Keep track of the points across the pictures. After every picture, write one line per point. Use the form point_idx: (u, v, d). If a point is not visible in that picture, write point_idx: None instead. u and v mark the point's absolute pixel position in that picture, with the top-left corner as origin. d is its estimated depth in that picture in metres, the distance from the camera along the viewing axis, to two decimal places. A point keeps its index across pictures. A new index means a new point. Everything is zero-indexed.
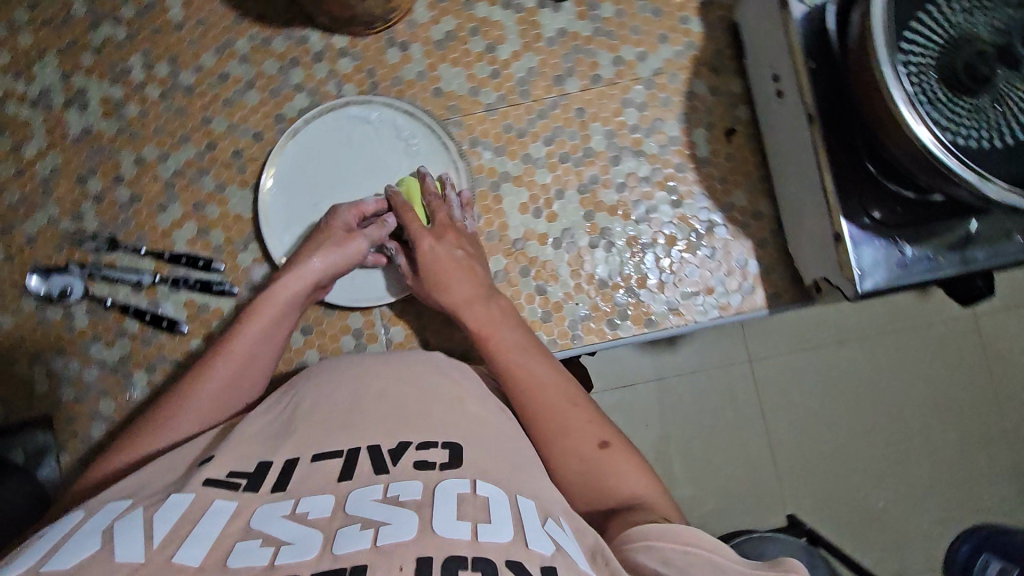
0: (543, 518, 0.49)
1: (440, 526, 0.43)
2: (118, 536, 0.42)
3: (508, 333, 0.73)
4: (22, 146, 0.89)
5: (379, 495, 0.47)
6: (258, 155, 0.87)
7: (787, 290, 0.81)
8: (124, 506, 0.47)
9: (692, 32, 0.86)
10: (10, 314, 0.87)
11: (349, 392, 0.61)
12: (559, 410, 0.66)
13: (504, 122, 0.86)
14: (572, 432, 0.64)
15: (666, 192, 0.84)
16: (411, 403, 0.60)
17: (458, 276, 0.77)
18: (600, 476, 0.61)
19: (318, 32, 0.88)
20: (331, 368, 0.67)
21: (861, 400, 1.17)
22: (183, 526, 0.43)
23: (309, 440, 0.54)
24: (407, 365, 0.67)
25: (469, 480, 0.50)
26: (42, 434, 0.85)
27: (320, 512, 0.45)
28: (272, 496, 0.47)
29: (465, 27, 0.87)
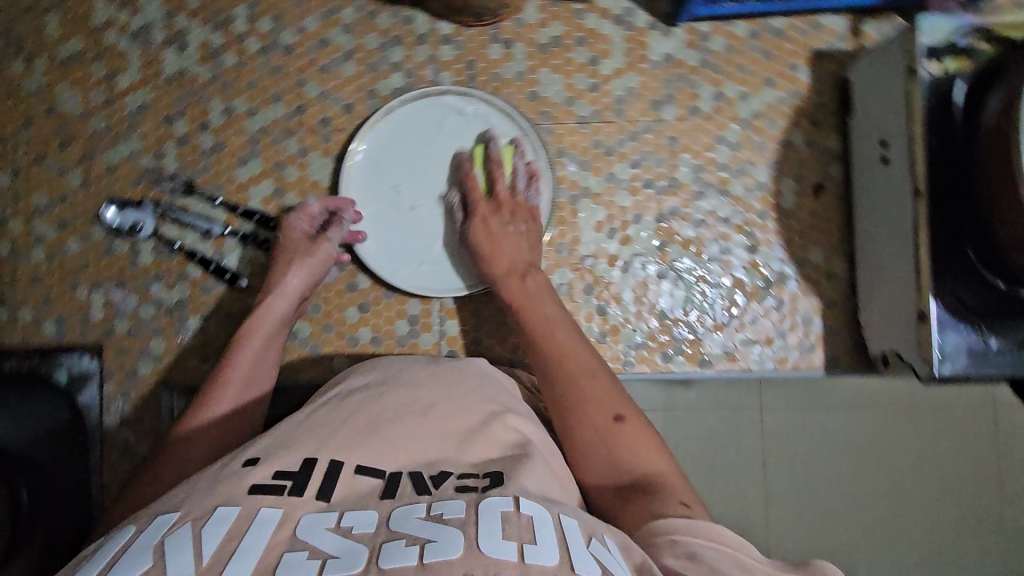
0: (588, 538, 0.45)
1: (486, 544, 0.42)
2: (168, 553, 0.40)
3: (540, 309, 0.72)
4: (114, 76, 0.89)
5: (423, 513, 0.46)
6: (345, 127, 0.87)
7: (847, 356, 0.81)
8: (173, 519, 0.44)
9: (799, 81, 0.85)
10: (80, 239, 0.88)
11: (400, 401, 0.59)
12: (577, 381, 0.64)
13: (595, 137, 0.85)
14: (589, 404, 0.62)
15: (744, 236, 0.83)
16: (460, 422, 0.58)
17: (507, 244, 0.77)
18: (613, 452, 0.59)
19: (425, 15, 0.88)
20: (377, 372, 0.66)
21: (918, 497, 0.82)
22: (230, 539, 0.42)
23: (357, 447, 0.53)
24: (457, 383, 0.64)
25: (512, 497, 0.47)
26: (88, 359, 0.87)
27: (365, 528, 0.44)
28: (317, 506, 0.46)
29: (572, 36, 0.87)
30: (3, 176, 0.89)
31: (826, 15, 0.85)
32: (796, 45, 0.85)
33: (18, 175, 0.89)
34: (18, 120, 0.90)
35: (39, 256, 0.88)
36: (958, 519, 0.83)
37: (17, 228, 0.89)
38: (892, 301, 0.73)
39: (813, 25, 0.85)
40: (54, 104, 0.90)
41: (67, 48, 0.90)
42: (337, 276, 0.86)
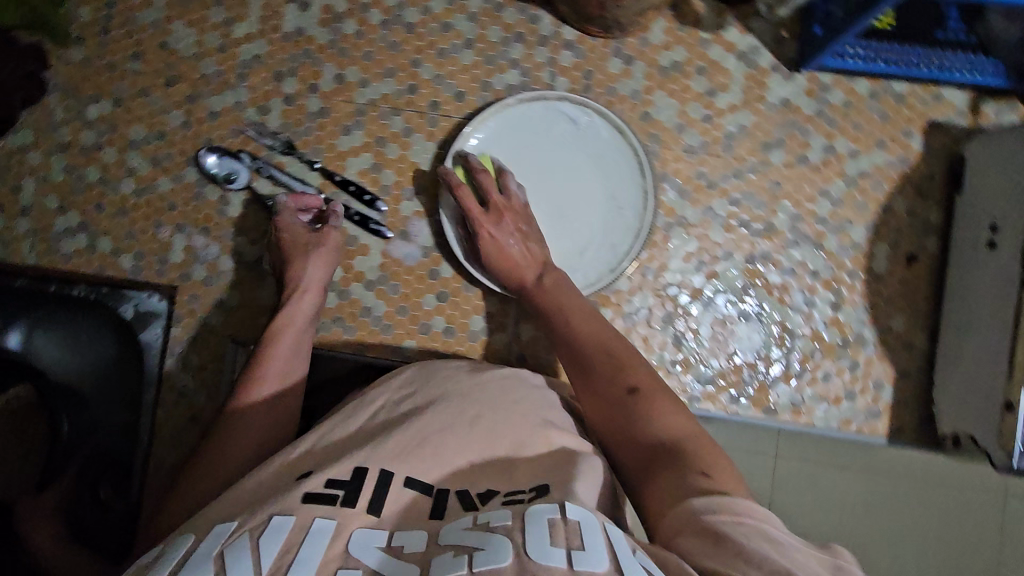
0: (633, 547, 0.45)
1: (534, 550, 0.43)
2: (229, 564, 0.43)
3: (557, 296, 0.73)
4: (232, 24, 0.89)
5: (469, 523, 0.47)
6: (453, 114, 0.87)
7: (911, 429, 0.82)
8: (232, 528, 0.47)
9: (910, 148, 0.85)
10: (171, 178, 0.88)
11: (449, 409, 0.57)
12: (593, 356, 0.66)
13: (699, 168, 0.85)
14: (606, 378, 0.64)
15: (831, 292, 0.83)
16: (507, 436, 0.56)
17: (519, 251, 0.76)
18: (632, 422, 0.60)
19: (551, 17, 0.87)
20: (423, 376, 0.63)
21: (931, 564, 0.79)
22: (288, 551, 0.44)
23: (404, 456, 0.53)
24: (502, 386, 0.61)
25: (557, 504, 0.47)
26: (158, 299, 0.87)
27: (414, 547, 0.46)
28: (368, 521, 0.48)
29: (693, 64, 0.86)
30: (106, 103, 0.89)
31: (949, 88, 0.85)
32: (914, 112, 0.85)
33: (119, 104, 0.89)
34: (129, 49, 0.90)
35: (127, 189, 0.88)
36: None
37: (111, 157, 0.89)
38: (974, 380, 0.73)
39: (934, 96, 0.85)
40: (168, 41, 0.89)
41: None
42: (420, 261, 0.86)
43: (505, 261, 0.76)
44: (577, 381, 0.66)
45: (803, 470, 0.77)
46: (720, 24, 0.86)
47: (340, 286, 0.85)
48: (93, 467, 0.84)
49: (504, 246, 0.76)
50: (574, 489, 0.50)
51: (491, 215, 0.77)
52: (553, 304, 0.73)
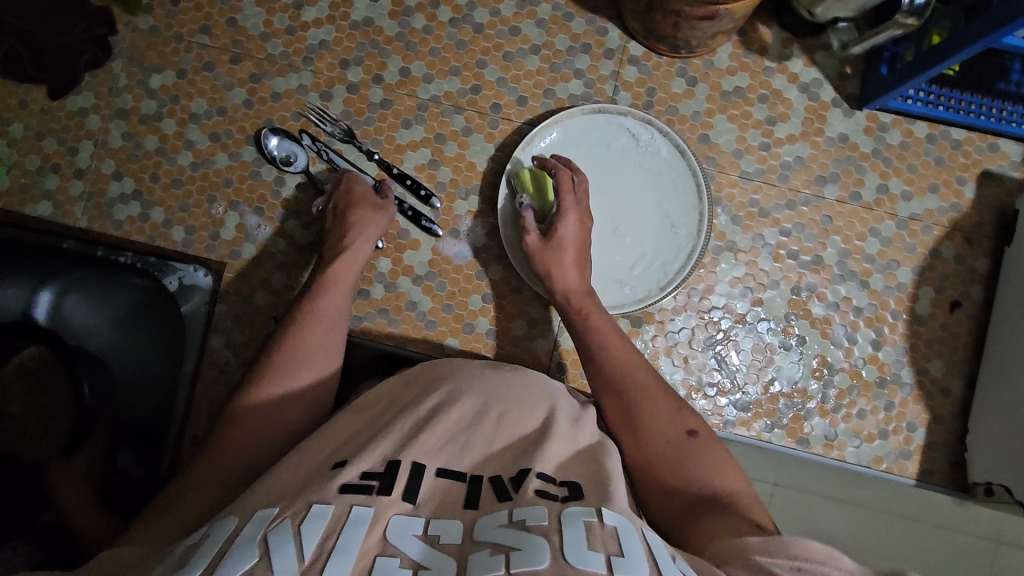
0: (672, 555, 0.45)
1: (572, 553, 0.41)
2: (272, 548, 0.40)
3: (605, 320, 0.73)
4: (302, 7, 0.90)
5: (505, 519, 0.44)
6: (514, 118, 0.88)
7: (940, 472, 0.83)
8: (272, 514, 0.44)
9: (963, 195, 0.85)
10: (228, 155, 0.89)
11: (475, 402, 0.55)
12: (645, 389, 0.65)
13: (753, 195, 0.86)
14: (659, 417, 0.63)
15: (872, 330, 0.84)
16: (533, 429, 0.55)
17: (580, 257, 0.76)
18: (684, 464, 0.59)
19: (619, 31, 0.88)
20: (447, 371, 0.60)
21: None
22: (328, 539, 0.41)
23: (436, 451, 0.51)
24: (530, 387, 0.60)
25: (594, 507, 0.46)
26: (202, 273, 0.88)
27: (451, 538, 0.43)
28: (404, 508, 0.45)
29: (756, 91, 0.87)
30: (169, 74, 0.90)
31: (1006, 139, 0.85)
32: (970, 160, 0.86)
33: (183, 77, 0.90)
34: (197, 22, 0.90)
35: (184, 161, 0.89)
36: None
37: (170, 128, 0.89)
38: (1009, 428, 0.75)
39: (991, 146, 0.86)
40: (236, 18, 0.90)
41: None
42: (469, 261, 0.86)
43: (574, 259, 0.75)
44: (622, 407, 0.64)
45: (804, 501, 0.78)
46: (786, 54, 0.87)
47: (388, 278, 0.86)
48: (118, 428, 0.86)
49: (573, 246, 0.76)
50: (612, 497, 0.49)
51: (575, 210, 0.77)
52: (602, 326, 0.71)
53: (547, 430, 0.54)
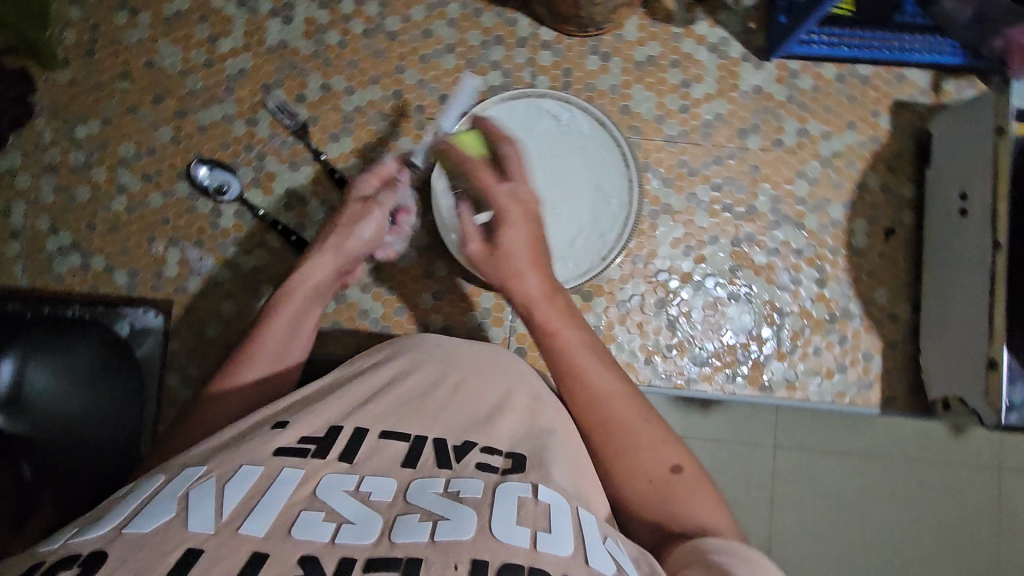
0: (604, 534, 0.44)
1: (498, 527, 0.40)
2: (191, 506, 0.40)
3: (574, 332, 0.62)
4: (218, 40, 0.91)
5: (440, 488, 0.44)
6: (439, 117, 0.90)
7: (902, 397, 0.85)
8: (199, 472, 0.43)
9: (880, 127, 0.88)
10: (161, 193, 0.89)
11: (430, 373, 0.56)
12: (624, 425, 0.56)
13: (681, 156, 0.88)
14: (642, 455, 0.55)
15: (815, 269, 0.86)
16: (488, 398, 0.55)
17: (531, 256, 0.64)
18: (664, 502, 0.53)
19: (528, 19, 0.90)
20: (406, 343, 0.61)
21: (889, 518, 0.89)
22: (251, 497, 0.41)
23: (384, 416, 0.51)
24: (493, 360, 0.60)
25: (530, 484, 0.45)
26: (155, 315, 0.87)
27: (383, 495, 0.43)
28: (339, 467, 0.45)
29: (668, 57, 0.90)
30: (94, 123, 0.91)
31: (911, 68, 0.88)
32: (880, 93, 0.88)
33: (108, 123, 0.90)
34: (116, 68, 0.91)
35: (119, 206, 0.89)
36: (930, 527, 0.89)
37: (101, 176, 0.90)
38: (953, 343, 0.77)
39: (898, 77, 0.88)
40: (154, 59, 0.91)
41: (172, 7, 0.92)
42: (415, 261, 0.87)
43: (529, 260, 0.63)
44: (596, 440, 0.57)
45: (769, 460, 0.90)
46: (690, 18, 0.90)
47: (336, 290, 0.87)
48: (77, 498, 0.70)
49: (526, 239, 0.64)
50: (553, 473, 0.48)
51: (516, 206, 0.64)
52: (573, 346, 0.60)
53: (501, 405, 0.55)
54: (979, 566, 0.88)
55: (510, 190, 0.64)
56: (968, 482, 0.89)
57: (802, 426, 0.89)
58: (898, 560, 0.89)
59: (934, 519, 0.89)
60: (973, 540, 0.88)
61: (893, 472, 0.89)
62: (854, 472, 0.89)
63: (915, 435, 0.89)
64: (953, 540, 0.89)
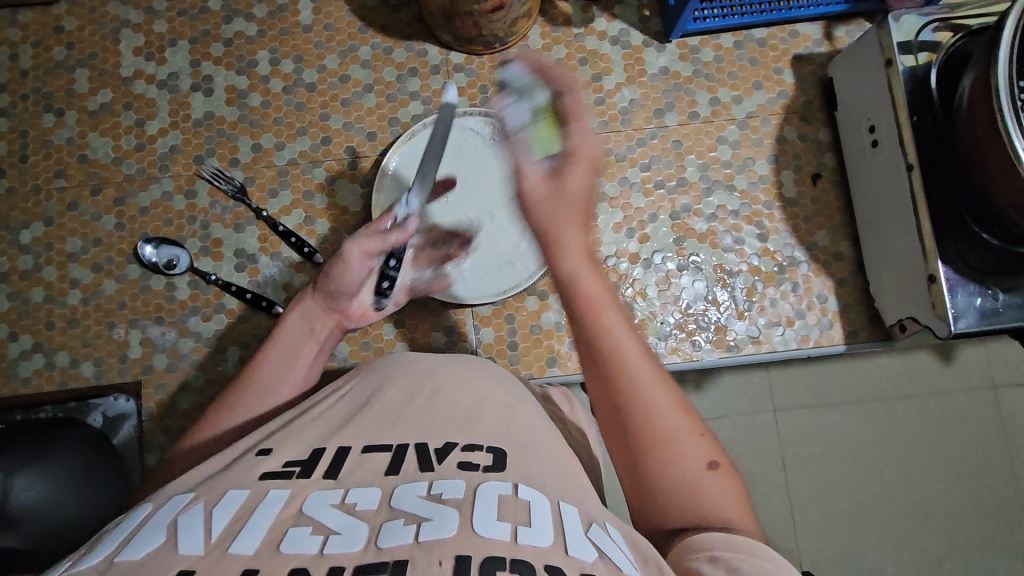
0: (586, 523, 0.44)
1: (480, 522, 0.41)
2: (181, 529, 0.40)
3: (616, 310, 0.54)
4: (145, 123, 0.94)
5: (423, 491, 0.44)
6: (370, 154, 0.92)
7: (864, 329, 0.87)
8: (188, 499, 0.44)
9: (785, 82, 0.92)
10: (114, 280, 0.91)
11: (403, 390, 0.57)
12: (666, 412, 0.50)
13: (605, 146, 0.92)
14: (684, 441, 0.49)
15: (754, 226, 0.89)
16: (466, 402, 0.56)
17: (574, 217, 0.56)
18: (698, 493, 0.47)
19: (437, 47, 0.94)
20: (377, 366, 0.63)
21: (878, 451, 0.90)
22: (238, 520, 0.41)
23: (366, 432, 0.51)
24: (463, 370, 0.62)
25: (511, 482, 0.46)
26: (125, 400, 0.89)
27: (368, 504, 0.43)
28: (325, 484, 0.45)
29: (574, 56, 0.94)
30: (38, 226, 0.92)
31: (802, 23, 0.93)
32: (779, 51, 0.93)
33: (51, 223, 0.92)
34: (51, 169, 0.94)
35: (74, 300, 0.90)
36: (921, 452, 0.90)
37: (52, 274, 0.91)
38: (896, 267, 0.80)
39: (791, 33, 0.93)
40: (87, 153, 0.94)
41: (96, 100, 0.95)
42: None
43: (579, 214, 0.56)
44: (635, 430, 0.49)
45: (753, 419, 0.91)
46: (588, 17, 0.94)
47: None
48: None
49: (577, 203, 0.56)
50: (532, 471, 0.49)
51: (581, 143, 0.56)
52: (618, 350, 0.51)
53: (478, 406, 0.56)
54: (983, 483, 0.90)
55: (554, 180, 0.56)
56: (948, 400, 0.92)
57: (797, 383, 0.91)
58: (920, 499, 0.90)
59: (925, 444, 0.91)
60: (960, 455, 0.91)
61: (897, 413, 0.91)
62: (852, 419, 0.91)
63: (908, 370, 0.91)
64: (949, 460, 0.90)
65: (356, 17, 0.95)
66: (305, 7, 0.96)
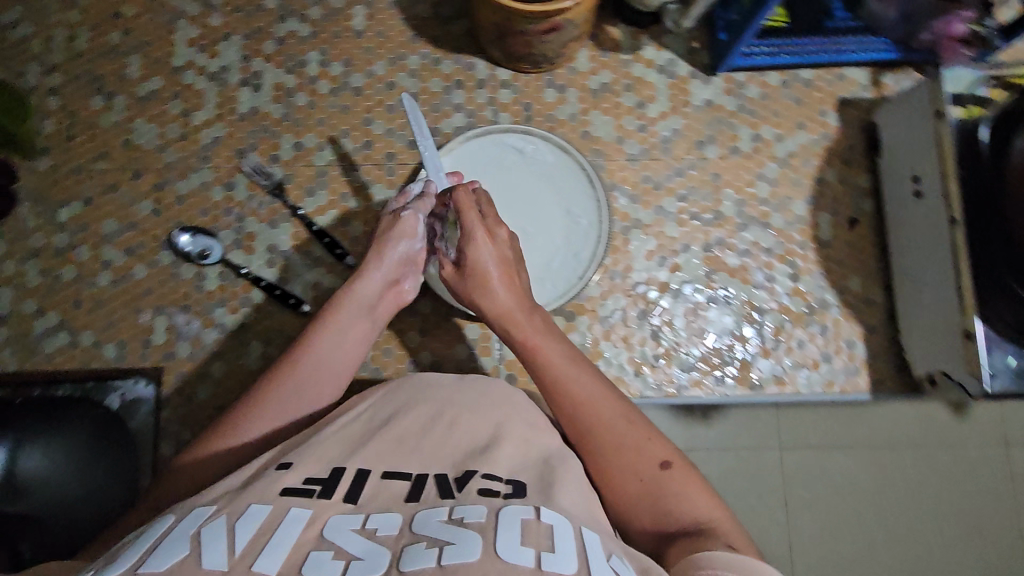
0: (608, 552, 0.44)
1: (505, 548, 0.41)
2: (205, 542, 0.40)
3: (555, 345, 0.64)
4: (191, 113, 0.96)
5: (445, 516, 0.44)
6: (409, 161, 0.93)
7: (890, 379, 0.86)
8: (211, 511, 0.44)
9: (828, 125, 0.92)
10: (145, 264, 0.91)
11: (425, 410, 0.55)
12: (614, 425, 0.57)
13: (644, 173, 0.92)
14: (631, 452, 0.56)
15: (787, 265, 0.89)
16: (487, 428, 0.54)
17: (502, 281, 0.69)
18: (661, 498, 0.54)
19: (485, 62, 0.95)
20: (400, 385, 0.59)
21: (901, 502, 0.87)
22: (261, 536, 0.41)
23: (386, 455, 0.50)
24: (486, 391, 0.58)
25: (533, 506, 0.45)
26: (144, 385, 0.87)
27: (389, 529, 0.43)
28: (344, 508, 0.45)
29: (620, 82, 0.94)
30: (76, 205, 0.93)
31: (850, 67, 0.93)
32: (824, 93, 0.93)
33: (89, 204, 0.93)
34: (93, 151, 0.95)
35: (105, 281, 0.91)
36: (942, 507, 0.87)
37: (85, 254, 0.92)
38: (927, 320, 0.79)
39: (838, 76, 0.93)
40: (131, 138, 0.95)
41: (145, 87, 0.97)
42: None
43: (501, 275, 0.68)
44: (587, 450, 0.57)
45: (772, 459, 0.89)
46: (637, 44, 0.95)
47: None
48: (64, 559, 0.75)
49: (494, 265, 0.69)
50: (555, 495, 0.48)
51: (481, 226, 0.69)
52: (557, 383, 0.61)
53: (500, 433, 0.53)
54: (1011, 545, 0.86)
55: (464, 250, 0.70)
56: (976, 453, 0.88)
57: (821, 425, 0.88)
58: (927, 557, 0.86)
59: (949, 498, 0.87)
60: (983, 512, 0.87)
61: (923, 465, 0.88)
62: (874, 466, 0.87)
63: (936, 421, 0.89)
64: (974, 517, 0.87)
65: (408, 26, 0.96)
66: (358, 13, 0.97)
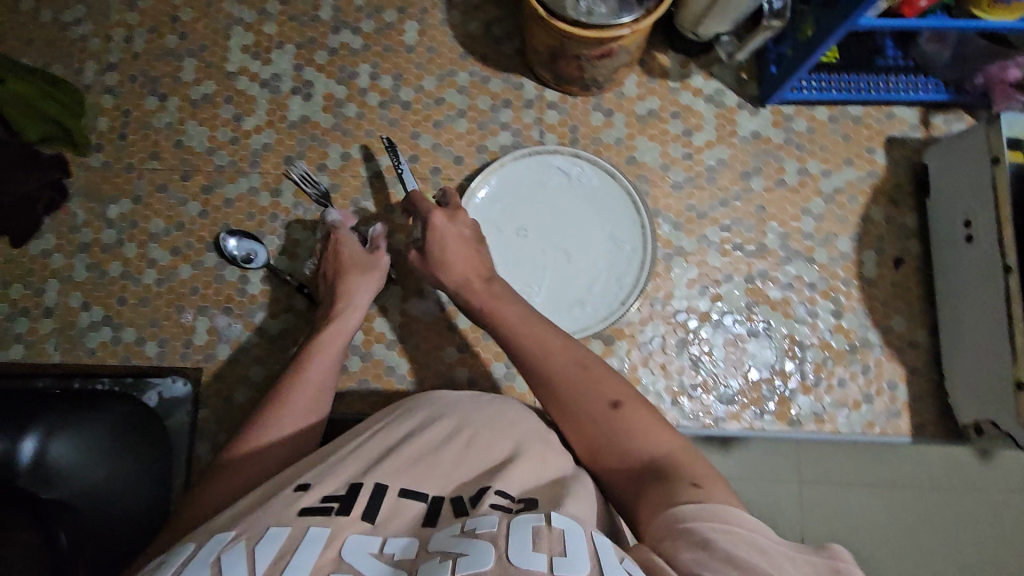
0: (622, 553, 0.42)
1: (517, 554, 0.40)
2: (224, 567, 0.41)
3: (512, 306, 0.67)
4: (242, 118, 0.97)
5: (458, 530, 0.44)
6: (454, 176, 0.94)
7: (933, 424, 0.85)
8: (230, 537, 0.44)
9: (876, 162, 0.92)
10: (190, 265, 0.93)
11: (441, 427, 0.54)
12: (568, 375, 0.59)
13: (688, 201, 0.92)
14: (583, 397, 0.57)
15: (829, 301, 0.88)
16: (500, 445, 0.53)
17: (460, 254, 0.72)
18: (616, 439, 0.54)
19: (533, 83, 0.96)
20: (421, 403, 0.59)
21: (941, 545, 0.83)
22: (281, 559, 0.41)
23: (403, 472, 0.50)
24: (499, 409, 0.58)
25: (543, 512, 0.44)
26: (182, 383, 0.88)
27: (406, 553, 0.43)
28: (361, 527, 0.45)
29: (667, 109, 0.95)
30: (125, 202, 0.95)
31: (899, 106, 0.93)
32: (873, 131, 0.93)
33: (139, 202, 0.95)
34: (145, 150, 0.97)
35: (150, 279, 0.92)
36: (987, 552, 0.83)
37: (131, 251, 0.93)
38: (976, 366, 0.78)
39: (888, 114, 0.93)
40: (182, 139, 0.97)
41: (199, 91, 0.98)
42: (436, 316, 0.90)
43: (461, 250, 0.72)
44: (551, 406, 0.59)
45: None
46: (685, 73, 0.95)
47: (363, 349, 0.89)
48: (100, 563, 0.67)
49: (453, 237, 0.73)
50: (566, 504, 0.47)
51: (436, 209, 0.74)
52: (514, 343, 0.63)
53: (515, 452, 0.52)
54: None
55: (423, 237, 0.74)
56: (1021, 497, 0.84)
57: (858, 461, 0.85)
58: None
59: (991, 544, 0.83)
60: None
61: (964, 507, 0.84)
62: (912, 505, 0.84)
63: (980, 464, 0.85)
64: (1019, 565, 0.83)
65: (459, 43, 0.98)
66: (410, 28, 0.98)
